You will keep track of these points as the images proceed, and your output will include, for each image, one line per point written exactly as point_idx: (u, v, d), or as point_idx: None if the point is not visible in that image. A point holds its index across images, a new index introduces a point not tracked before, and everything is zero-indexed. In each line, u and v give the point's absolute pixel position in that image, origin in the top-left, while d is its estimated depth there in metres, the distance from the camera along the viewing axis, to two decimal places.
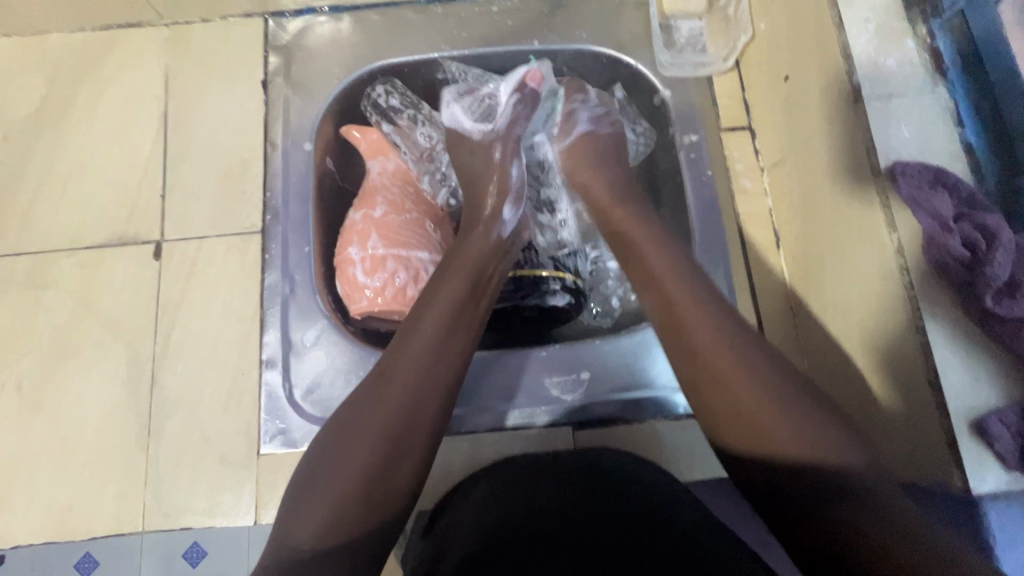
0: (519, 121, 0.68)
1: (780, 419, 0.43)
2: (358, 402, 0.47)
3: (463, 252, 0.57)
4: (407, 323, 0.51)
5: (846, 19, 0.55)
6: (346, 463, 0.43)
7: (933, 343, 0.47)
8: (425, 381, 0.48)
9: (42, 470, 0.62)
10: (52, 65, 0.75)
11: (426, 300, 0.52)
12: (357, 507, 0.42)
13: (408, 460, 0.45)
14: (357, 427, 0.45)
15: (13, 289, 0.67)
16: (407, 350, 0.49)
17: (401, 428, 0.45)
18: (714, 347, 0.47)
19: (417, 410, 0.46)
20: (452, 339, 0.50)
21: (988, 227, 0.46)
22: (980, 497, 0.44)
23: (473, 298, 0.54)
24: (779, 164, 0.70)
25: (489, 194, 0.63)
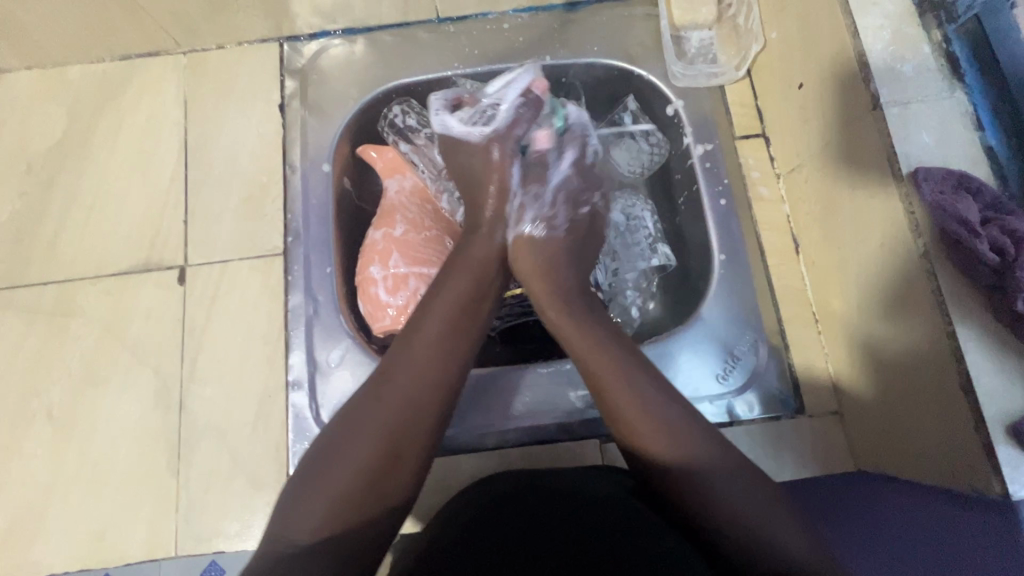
0: (522, 124, 0.62)
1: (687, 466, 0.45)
2: (359, 403, 0.47)
3: (467, 252, 0.57)
4: (410, 325, 0.52)
5: (861, 27, 0.56)
6: (347, 460, 0.44)
7: (965, 348, 0.47)
8: (428, 382, 0.48)
9: (73, 497, 0.63)
10: (74, 96, 0.76)
11: (430, 301, 0.52)
12: (354, 506, 0.43)
13: (407, 463, 0.46)
14: (359, 426, 0.45)
15: (41, 318, 0.68)
16: (408, 353, 0.49)
17: (402, 429, 0.46)
18: (627, 401, 0.48)
19: (418, 411, 0.47)
20: (456, 340, 0.51)
21: (1017, 231, 0.46)
22: (1021, 504, 0.44)
23: (478, 300, 0.54)
24: (795, 170, 0.70)
25: (489, 196, 0.60)
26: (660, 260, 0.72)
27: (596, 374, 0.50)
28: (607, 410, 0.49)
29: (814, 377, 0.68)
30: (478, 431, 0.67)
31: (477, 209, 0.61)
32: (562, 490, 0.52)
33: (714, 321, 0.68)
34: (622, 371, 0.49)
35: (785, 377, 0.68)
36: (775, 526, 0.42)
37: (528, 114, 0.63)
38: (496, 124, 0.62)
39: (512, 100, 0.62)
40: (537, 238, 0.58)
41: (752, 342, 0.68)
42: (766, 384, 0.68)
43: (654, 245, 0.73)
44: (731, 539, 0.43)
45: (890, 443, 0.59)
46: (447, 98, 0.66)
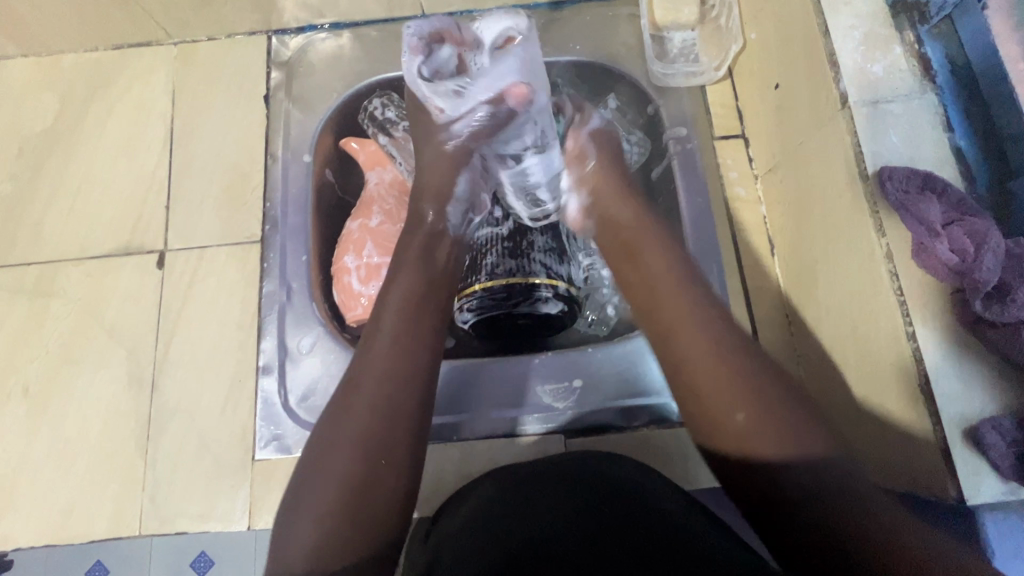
0: (509, 149, 0.59)
1: (770, 415, 0.42)
2: (330, 416, 0.46)
3: (411, 243, 0.56)
4: (368, 326, 0.50)
5: (831, 27, 0.55)
6: (327, 475, 0.43)
7: (924, 348, 0.46)
8: (393, 378, 0.46)
9: (44, 473, 0.64)
10: (67, 83, 0.78)
11: (383, 305, 0.51)
12: (347, 521, 0.42)
13: (392, 462, 0.44)
14: (333, 440, 0.44)
15: (22, 297, 0.70)
16: (369, 355, 0.48)
17: (377, 432, 0.44)
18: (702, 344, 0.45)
19: (391, 407, 0.45)
20: (415, 333, 0.49)
21: (977, 233, 0.46)
22: (975, 506, 0.44)
23: (433, 287, 0.53)
24: (771, 171, 0.70)
25: (428, 201, 0.58)
26: None
27: (671, 323, 0.48)
28: (685, 382, 0.45)
29: None
30: (446, 421, 0.67)
31: (419, 203, 0.58)
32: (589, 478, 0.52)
33: None
34: (688, 319, 0.47)
35: None
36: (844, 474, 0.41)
37: (529, 148, 0.58)
38: (483, 144, 0.57)
39: (518, 116, 0.56)
40: (597, 175, 0.60)
41: None
42: None
43: None
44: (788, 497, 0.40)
45: (857, 447, 0.58)
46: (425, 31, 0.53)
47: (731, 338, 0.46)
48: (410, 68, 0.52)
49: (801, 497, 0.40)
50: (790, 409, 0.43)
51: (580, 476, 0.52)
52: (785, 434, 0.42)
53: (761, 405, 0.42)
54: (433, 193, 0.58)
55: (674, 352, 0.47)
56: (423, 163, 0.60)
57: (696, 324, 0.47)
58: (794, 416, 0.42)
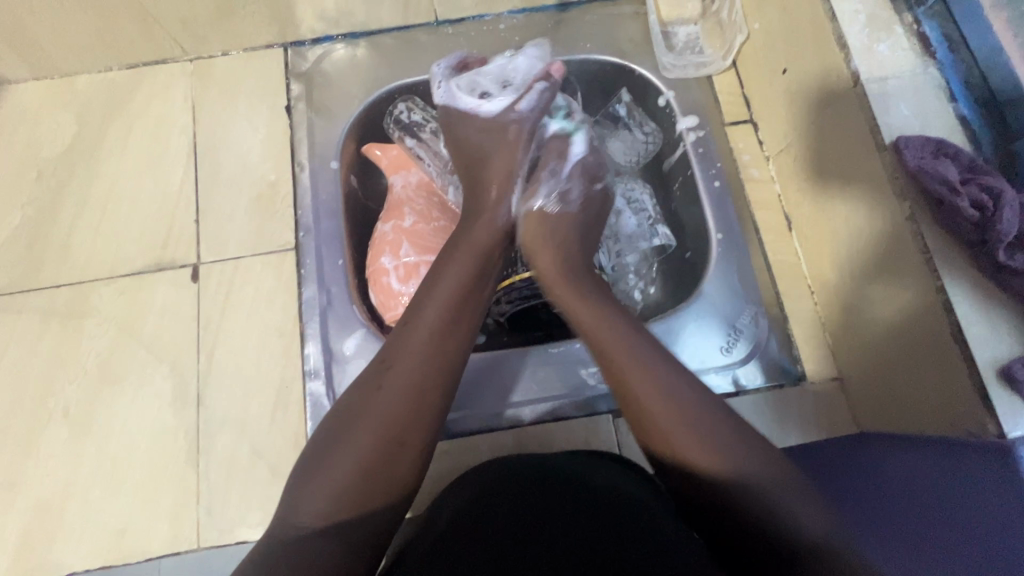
0: (542, 106, 0.65)
1: (715, 434, 0.44)
2: (358, 393, 0.47)
3: (464, 239, 0.57)
4: (410, 311, 0.51)
5: (838, 12, 0.60)
6: (349, 446, 0.44)
7: (954, 298, 0.50)
8: (429, 368, 0.48)
9: (93, 494, 0.63)
10: (83, 104, 0.78)
11: (430, 290, 0.52)
12: (360, 496, 0.43)
13: (408, 451, 0.45)
14: (359, 414, 0.45)
15: (54, 320, 0.69)
16: (408, 340, 0.49)
17: (405, 415, 0.45)
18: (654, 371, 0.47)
19: (421, 394, 0.47)
20: (456, 326, 0.50)
21: (993, 188, 0.50)
22: (1014, 442, 0.47)
23: (479, 284, 0.54)
24: (783, 151, 0.74)
25: (489, 193, 0.61)
26: (662, 241, 0.74)
27: (617, 358, 0.49)
28: (623, 398, 0.48)
29: (813, 346, 0.71)
30: (494, 411, 0.69)
31: (478, 197, 0.61)
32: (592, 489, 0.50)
33: (716, 296, 0.71)
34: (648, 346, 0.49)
35: (785, 348, 0.71)
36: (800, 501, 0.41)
37: (548, 96, 0.65)
38: (519, 104, 0.65)
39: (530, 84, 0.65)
40: (550, 212, 0.61)
41: (752, 315, 0.71)
42: (768, 356, 0.71)
43: (655, 226, 0.75)
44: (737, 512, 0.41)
45: (889, 400, 0.62)
46: (451, 64, 0.70)
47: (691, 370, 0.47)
48: (443, 86, 0.68)
49: (738, 510, 0.41)
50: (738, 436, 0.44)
51: (598, 484, 0.51)
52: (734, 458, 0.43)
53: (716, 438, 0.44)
54: (497, 196, 0.61)
55: (612, 363, 0.49)
56: (476, 151, 0.64)
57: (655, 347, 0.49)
58: (745, 437, 0.44)
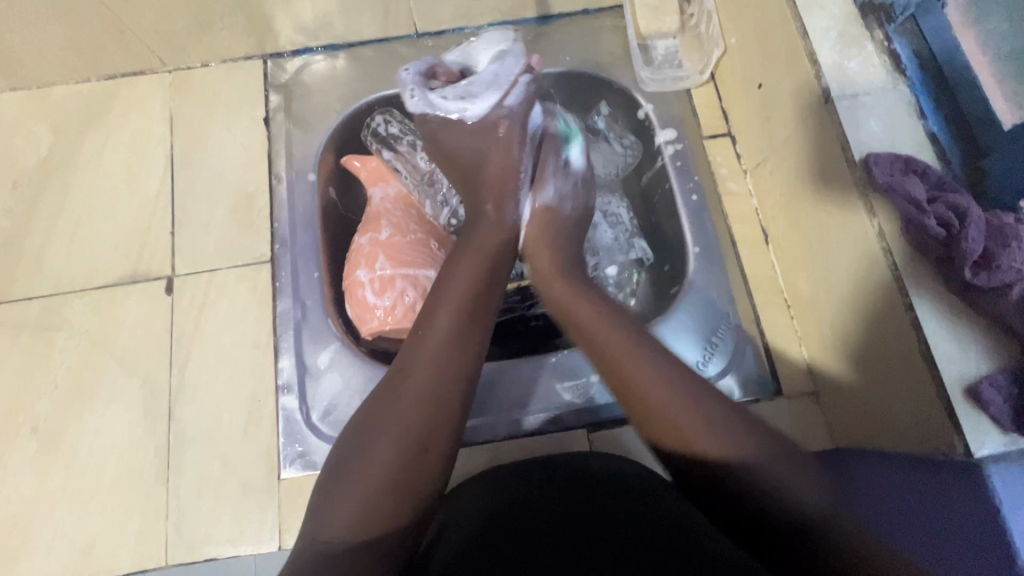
0: (531, 101, 0.64)
1: (693, 414, 0.46)
2: (379, 400, 0.47)
3: (469, 243, 0.57)
4: (423, 312, 0.51)
5: (809, 29, 0.60)
6: (373, 456, 0.43)
7: (922, 317, 0.50)
8: (447, 370, 0.47)
9: (61, 509, 0.63)
10: (60, 115, 0.78)
11: (440, 291, 0.52)
12: (390, 506, 0.42)
13: (433, 454, 0.45)
14: (382, 423, 0.45)
15: (26, 333, 0.68)
16: (425, 343, 0.49)
17: (428, 421, 0.45)
18: (644, 374, 0.49)
19: (442, 396, 0.46)
20: (471, 328, 0.50)
21: (960, 205, 0.50)
22: (980, 459, 0.47)
23: (489, 284, 0.54)
24: (760, 165, 0.74)
25: (488, 194, 0.62)
26: (638, 254, 0.76)
27: (614, 356, 0.50)
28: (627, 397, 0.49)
29: (789, 361, 0.71)
30: (469, 426, 0.68)
31: (479, 202, 0.62)
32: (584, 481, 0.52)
33: (691, 311, 0.71)
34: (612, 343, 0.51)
35: (763, 361, 0.71)
36: (777, 464, 0.44)
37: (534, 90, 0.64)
38: (507, 100, 0.63)
39: (516, 76, 0.63)
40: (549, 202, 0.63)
41: (729, 328, 0.70)
42: (746, 369, 0.70)
43: (631, 240, 0.76)
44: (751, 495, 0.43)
45: (864, 417, 0.61)
46: (420, 68, 0.65)
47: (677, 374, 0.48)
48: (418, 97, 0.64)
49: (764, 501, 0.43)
50: (708, 409, 0.46)
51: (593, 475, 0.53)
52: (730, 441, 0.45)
53: (716, 427, 0.45)
54: (493, 195, 0.62)
55: (597, 344, 0.52)
56: (473, 162, 0.63)
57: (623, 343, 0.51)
58: (727, 426, 0.46)
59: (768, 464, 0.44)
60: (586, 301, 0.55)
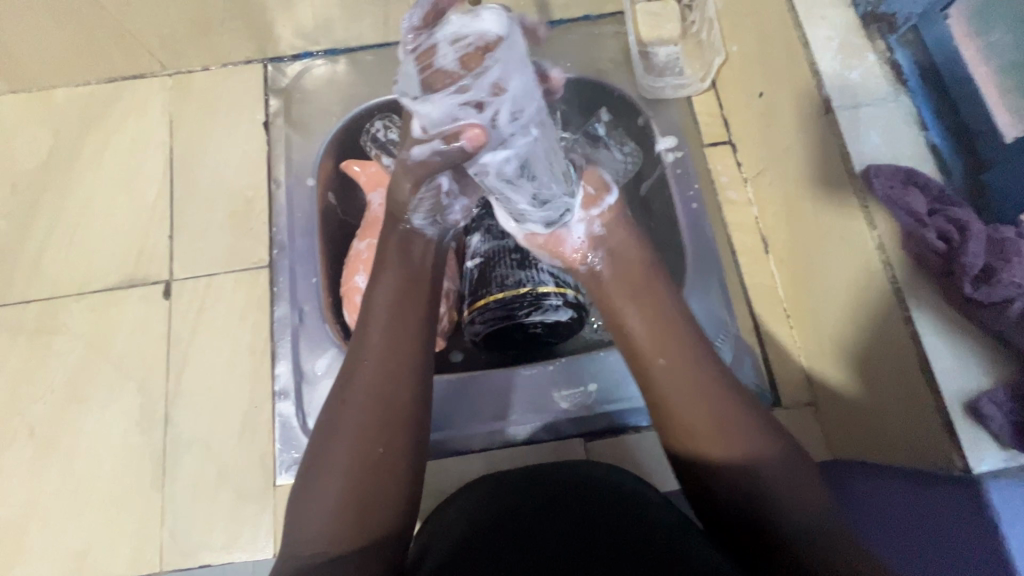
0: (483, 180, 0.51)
1: (713, 413, 0.46)
2: (330, 416, 0.46)
3: (389, 234, 0.53)
4: (360, 317, 0.50)
5: (810, 38, 0.60)
6: (331, 469, 0.43)
7: (922, 330, 0.50)
8: (390, 371, 0.47)
9: (57, 514, 0.63)
10: (60, 118, 0.78)
11: (371, 291, 0.50)
12: (359, 515, 0.42)
13: (391, 456, 0.44)
14: (336, 434, 0.45)
15: (23, 336, 0.68)
16: (365, 351, 0.48)
17: (380, 425, 0.45)
18: (664, 374, 0.48)
19: (388, 397, 0.46)
20: (407, 322, 0.49)
21: (960, 220, 0.49)
22: (980, 476, 0.46)
23: (423, 277, 0.52)
24: (760, 174, 0.74)
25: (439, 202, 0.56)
26: None
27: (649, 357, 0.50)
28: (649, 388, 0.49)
29: (788, 371, 0.70)
30: (466, 433, 0.68)
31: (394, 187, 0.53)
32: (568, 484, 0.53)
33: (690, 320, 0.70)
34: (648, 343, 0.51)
35: (762, 372, 0.69)
36: (763, 466, 0.44)
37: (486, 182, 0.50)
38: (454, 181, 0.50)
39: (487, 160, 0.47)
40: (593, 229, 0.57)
41: (728, 337, 0.69)
42: (745, 380, 0.69)
43: None
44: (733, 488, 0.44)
45: (859, 429, 0.61)
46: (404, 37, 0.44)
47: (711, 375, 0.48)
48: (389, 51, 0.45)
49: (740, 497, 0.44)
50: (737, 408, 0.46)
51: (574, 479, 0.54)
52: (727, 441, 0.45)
53: (726, 427, 0.45)
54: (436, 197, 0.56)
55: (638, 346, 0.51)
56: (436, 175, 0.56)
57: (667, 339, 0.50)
58: (740, 425, 0.45)
59: (776, 464, 0.44)
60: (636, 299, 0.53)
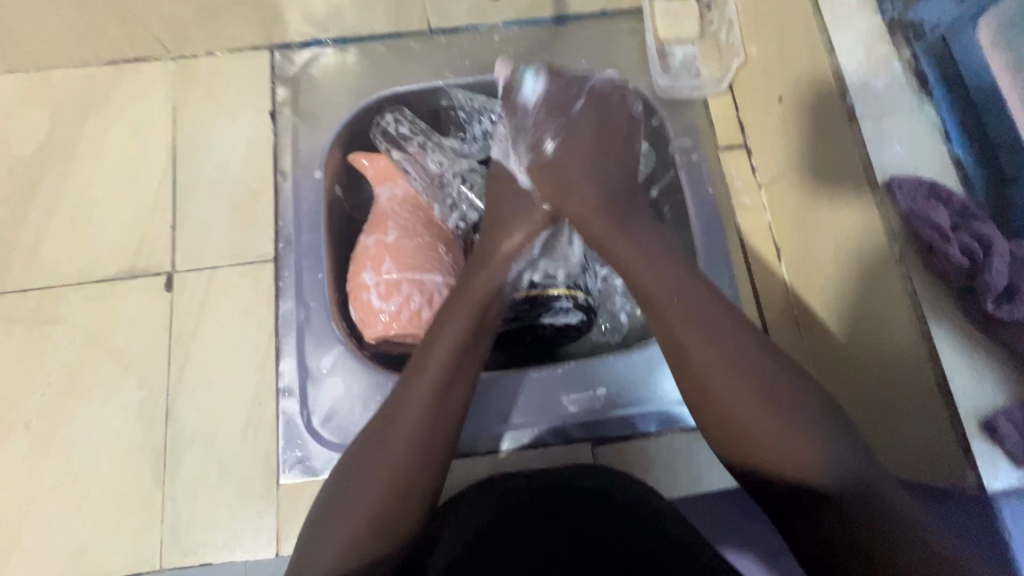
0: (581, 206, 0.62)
1: (768, 426, 0.47)
2: (367, 443, 0.49)
3: (466, 293, 0.57)
4: (415, 361, 0.53)
5: (836, 44, 0.59)
6: (356, 500, 0.46)
7: (940, 347, 0.49)
8: (433, 421, 0.49)
9: (54, 509, 0.62)
10: (59, 101, 0.75)
11: (431, 342, 0.53)
12: (371, 545, 0.45)
13: (417, 497, 0.47)
14: (368, 467, 0.47)
15: (20, 326, 0.67)
16: (413, 394, 0.50)
17: (412, 468, 0.47)
18: (722, 373, 0.50)
19: (426, 444, 0.48)
20: (456, 378, 0.52)
21: (984, 237, 0.49)
22: (993, 494, 0.46)
23: (476, 338, 0.55)
24: (776, 180, 0.73)
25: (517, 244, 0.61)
26: None
27: (697, 360, 0.51)
28: (688, 381, 0.52)
29: None
30: (472, 436, 0.67)
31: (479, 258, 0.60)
32: (585, 491, 0.53)
33: None
34: (719, 348, 0.51)
35: None
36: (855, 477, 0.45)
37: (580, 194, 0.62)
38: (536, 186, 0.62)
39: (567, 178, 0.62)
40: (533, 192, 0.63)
41: None
42: None
43: None
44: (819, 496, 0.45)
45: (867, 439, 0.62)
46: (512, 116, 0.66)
47: (765, 376, 0.49)
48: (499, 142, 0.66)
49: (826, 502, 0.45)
50: (824, 422, 0.47)
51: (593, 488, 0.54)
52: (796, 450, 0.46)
53: (793, 439, 0.46)
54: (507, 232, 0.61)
55: (679, 343, 0.52)
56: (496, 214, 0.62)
57: (704, 347, 0.51)
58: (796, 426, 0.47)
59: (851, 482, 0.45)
60: (693, 292, 0.54)
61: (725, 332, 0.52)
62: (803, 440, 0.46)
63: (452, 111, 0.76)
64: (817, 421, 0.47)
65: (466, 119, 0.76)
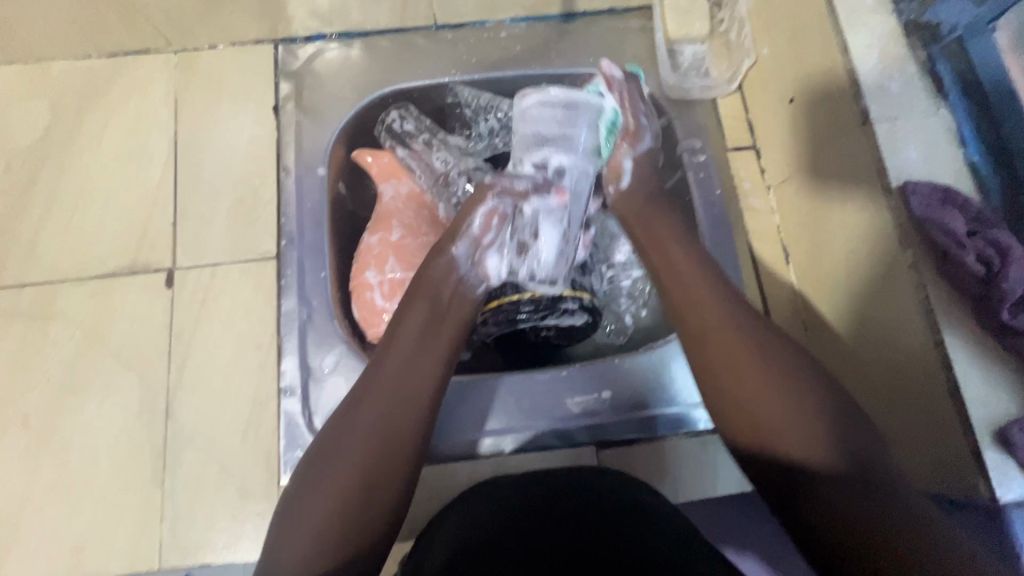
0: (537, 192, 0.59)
1: (784, 412, 0.46)
2: (331, 431, 0.48)
3: (425, 282, 0.58)
4: (378, 350, 0.52)
5: (851, 44, 0.57)
6: (320, 489, 0.44)
7: (953, 356, 0.49)
8: (397, 405, 0.49)
9: (51, 507, 0.61)
10: (58, 93, 0.74)
11: (393, 330, 0.53)
12: (337, 536, 0.43)
13: (385, 484, 0.46)
14: (333, 455, 0.46)
15: (18, 321, 0.66)
16: (376, 380, 0.50)
17: (379, 453, 0.46)
18: (738, 347, 0.50)
19: (391, 429, 0.47)
20: (420, 362, 0.51)
21: (1001, 243, 0.48)
22: (1006, 505, 0.45)
23: (438, 324, 0.55)
24: (785, 182, 0.72)
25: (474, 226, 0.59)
26: None
27: (708, 332, 0.51)
28: (697, 352, 0.52)
29: None
30: (474, 438, 0.66)
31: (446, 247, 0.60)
32: (597, 499, 0.52)
33: None
34: (732, 324, 0.51)
35: None
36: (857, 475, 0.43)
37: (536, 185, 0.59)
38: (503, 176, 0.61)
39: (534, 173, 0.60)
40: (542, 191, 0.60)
41: None
42: None
43: None
44: (818, 499, 0.42)
45: None
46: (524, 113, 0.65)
47: (775, 355, 0.49)
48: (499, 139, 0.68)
49: (825, 504, 0.42)
50: (822, 414, 0.46)
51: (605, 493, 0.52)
52: (802, 438, 0.44)
53: (808, 422, 0.45)
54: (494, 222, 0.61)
55: (693, 316, 0.53)
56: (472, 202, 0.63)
57: (719, 319, 0.52)
58: (806, 406, 0.46)
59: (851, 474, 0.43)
60: (705, 280, 0.54)
61: (727, 309, 0.52)
62: (806, 430, 0.45)
63: (457, 108, 0.75)
64: (795, 413, 0.46)
65: (471, 116, 0.75)
